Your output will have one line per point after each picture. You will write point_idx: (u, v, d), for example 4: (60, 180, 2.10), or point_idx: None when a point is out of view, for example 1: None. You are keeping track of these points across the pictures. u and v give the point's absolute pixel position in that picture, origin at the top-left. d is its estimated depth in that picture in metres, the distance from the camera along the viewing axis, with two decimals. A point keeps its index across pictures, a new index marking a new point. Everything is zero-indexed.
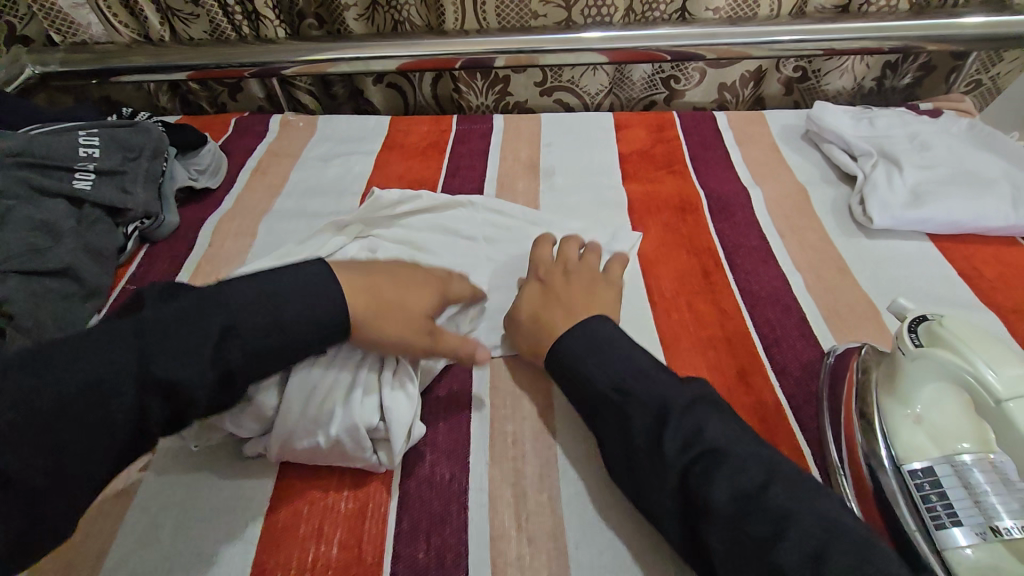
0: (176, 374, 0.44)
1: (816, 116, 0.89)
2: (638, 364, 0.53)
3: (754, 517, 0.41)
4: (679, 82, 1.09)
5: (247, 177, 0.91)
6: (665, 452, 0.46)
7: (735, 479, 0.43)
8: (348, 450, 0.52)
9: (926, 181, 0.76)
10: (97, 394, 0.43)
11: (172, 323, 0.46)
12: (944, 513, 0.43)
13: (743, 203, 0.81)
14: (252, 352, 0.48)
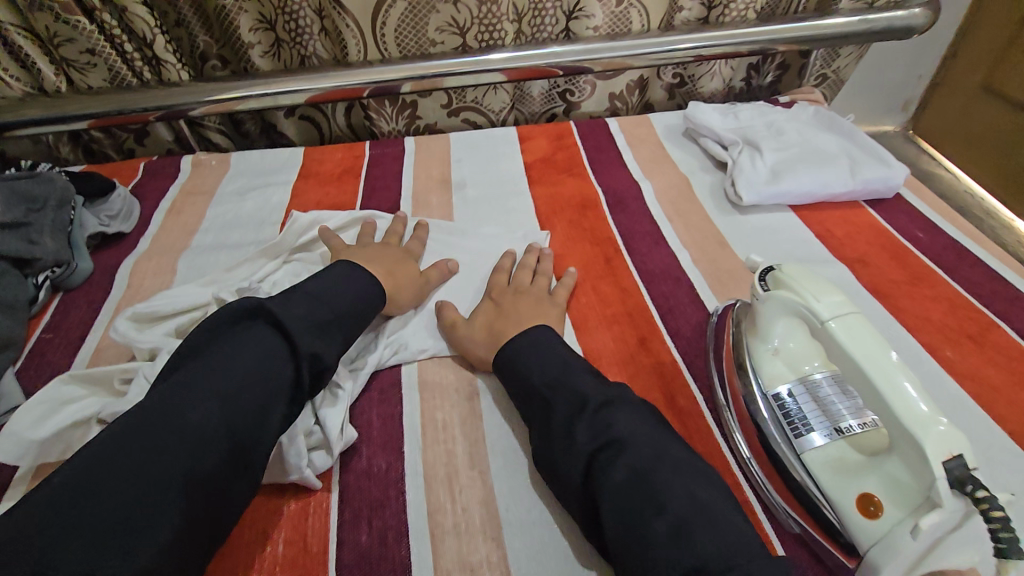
0: (193, 432, 0.46)
1: (691, 115, 1.01)
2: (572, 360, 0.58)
3: (642, 494, 0.46)
4: (574, 95, 1.19)
5: (162, 218, 0.91)
6: (575, 438, 0.51)
7: (635, 468, 0.47)
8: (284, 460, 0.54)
9: (783, 160, 0.88)
10: (135, 463, 0.43)
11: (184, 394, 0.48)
12: (800, 425, 0.53)
13: (635, 195, 0.91)
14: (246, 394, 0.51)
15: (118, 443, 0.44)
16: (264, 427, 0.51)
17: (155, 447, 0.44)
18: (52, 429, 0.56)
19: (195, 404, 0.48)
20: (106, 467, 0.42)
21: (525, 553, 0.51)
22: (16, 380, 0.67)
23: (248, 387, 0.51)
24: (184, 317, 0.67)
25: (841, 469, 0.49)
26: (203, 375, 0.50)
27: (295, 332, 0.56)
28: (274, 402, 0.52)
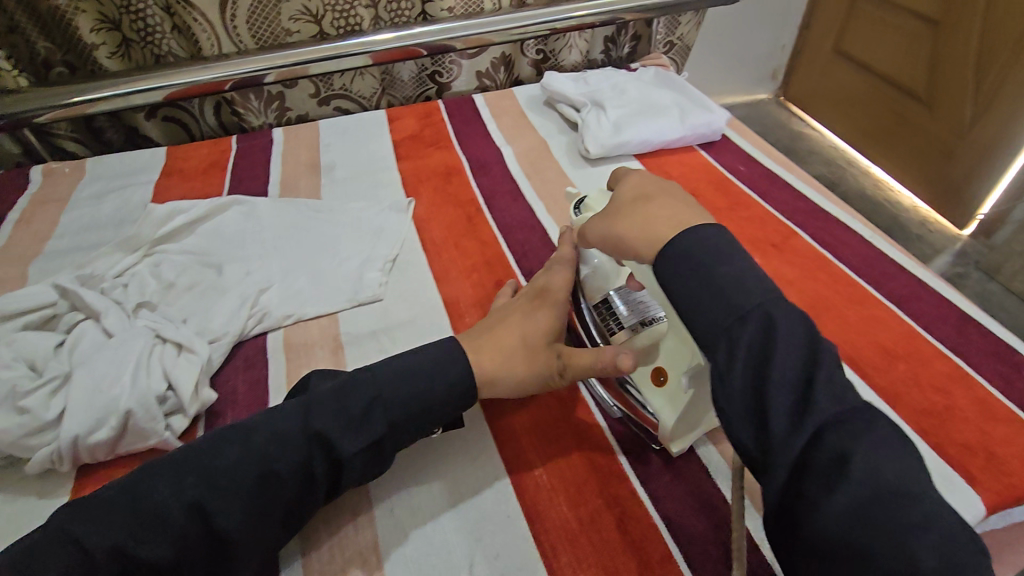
0: (197, 503, 0.45)
1: (545, 84, 1.08)
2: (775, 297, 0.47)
3: (899, 505, 0.36)
4: (443, 76, 1.24)
5: (11, 228, 0.87)
6: (808, 407, 0.39)
7: (882, 470, 0.37)
8: (142, 426, 0.55)
9: (624, 114, 0.96)
10: (135, 514, 0.44)
11: (220, 453, 0.48)
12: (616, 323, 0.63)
13: (496, 160, 0.97)
14: (266, 479, 0.48)
15: (121, 498, 0.45)
16: (261, 510, 0.47)
17: (147, 518, 0.44)
18: None
19: (206, 474, 0.47)
20: (100, 518, 0.44)
21: (382, 476, 0.57)
22: None
23: (250, 469, 0.47)
24: (32, 315, 0.65)
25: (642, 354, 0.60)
26: (221, 445, 0.48)
27: (318, 409, 0.51)
28: (280, 487, 0.48)
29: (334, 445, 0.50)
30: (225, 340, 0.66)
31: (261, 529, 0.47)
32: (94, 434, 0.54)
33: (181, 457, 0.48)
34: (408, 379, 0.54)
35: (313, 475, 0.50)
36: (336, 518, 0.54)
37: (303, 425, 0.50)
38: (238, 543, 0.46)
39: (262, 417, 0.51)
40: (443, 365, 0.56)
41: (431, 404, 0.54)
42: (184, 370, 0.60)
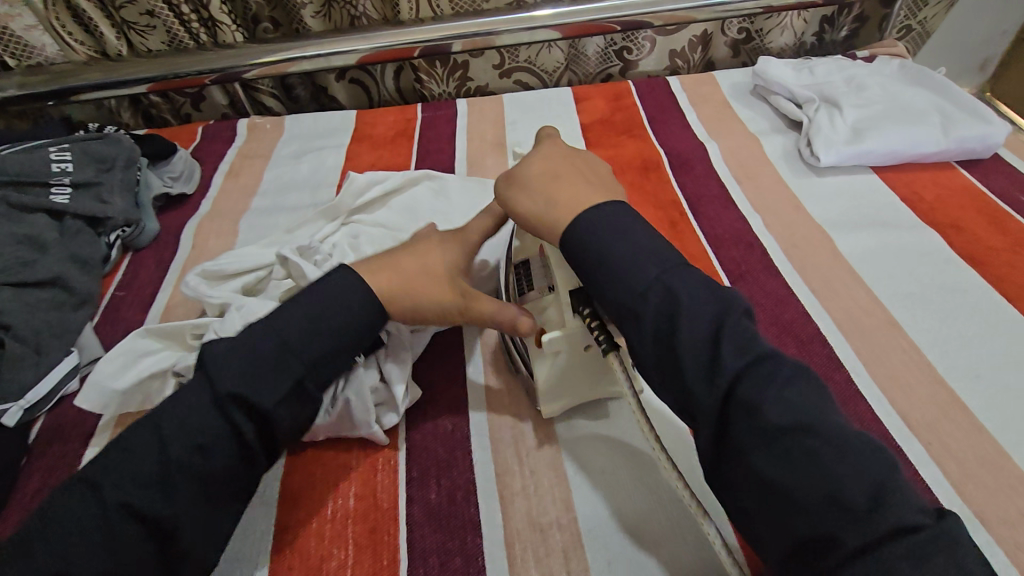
0: (142, 498, 0.44)
1: (761, 71, 0.94)
2: (658, 267, 0.46)
3: (808, 433, 0.38)
4: (631, 53, 1.13)
5: (221, 180, 0.92)
6: (716, 360, 0.41)
7: (797, 407, 0.39)
8: (355, 416, 0.54)
9: (865, 118, 0.81)
10: (82, 533, 0.43)
11: (126, 457, 0.46)
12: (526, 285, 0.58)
13: (700, 156, 0.85)
14: (167, 478, 0.45)
15: (64, 511, 0.44)
16: (193, 497, 0.46)
17: (76, 529, 0.43)
18: (131, 380, 0.58)
19: (117, 478, 0.45)
20: (39, 540, 0.43)
21: (595, 518, 0.50)
22: (95, 335, 0.70)
23: (174, 454, 0.46)
24: (250, 274, 0.67)
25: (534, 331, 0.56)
26: (135, 443, 0.46)
27: (224, 371, 0.48)
28: (206, 468, 0.46)
29: (250, 402, 0.47)
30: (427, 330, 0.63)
31: (200, 514, 0.46)
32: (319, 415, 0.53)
33: (95, 470, 0.46)
34: (317, 322, 0.51)
35: (247, 454, 0.48)
36: (546, 556, 0.48)
37: (208, 393, 0.48)
38: (183, 531, 0.45)
39: (161, 408, 0.48)
40: (343, 302, 0.53)
41: (345, 345, 0.52)
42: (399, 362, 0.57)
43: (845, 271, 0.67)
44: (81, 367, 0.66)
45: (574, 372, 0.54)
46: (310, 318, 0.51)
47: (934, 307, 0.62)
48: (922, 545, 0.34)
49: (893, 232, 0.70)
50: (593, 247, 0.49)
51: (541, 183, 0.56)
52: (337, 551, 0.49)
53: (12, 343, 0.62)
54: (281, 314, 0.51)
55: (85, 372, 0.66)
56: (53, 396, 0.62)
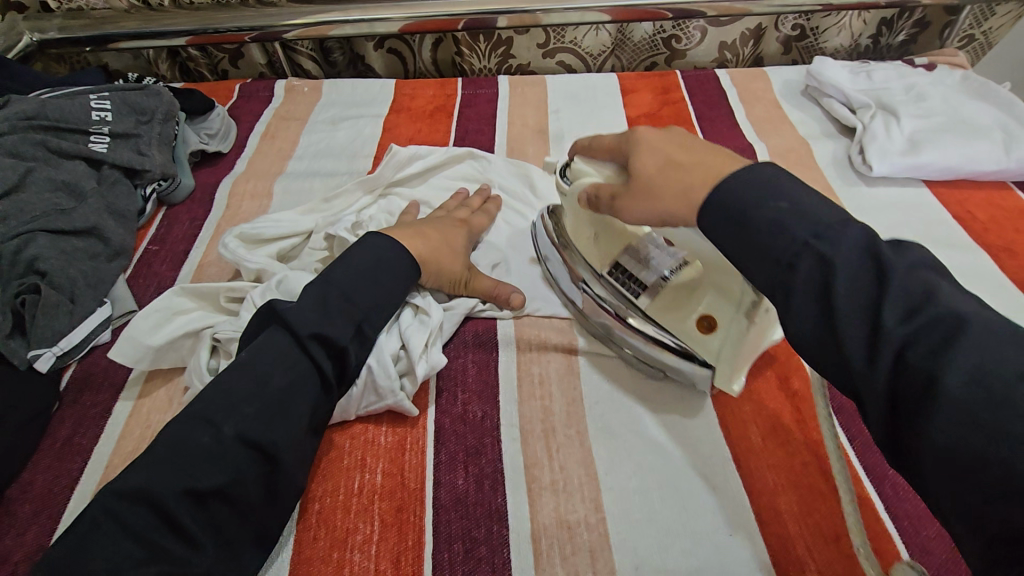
0: (250, 428, 0.46)
1: (815, 72, 0.90)
2: (812, 226, 0.39)
3: (831, 249, 0.37)
4: (680, 41, 1.09)
5: (257, 141, 0.91)
6: (744, 228, 0.41)
7: (824, 232, 0.38)
8: (380, 384, 0.54)
9: (923, 129, 0.78)
10: (194, 465, 0.44)
11: (225, 394, 0.47)
12: (634, 285, 0.58)
13: (748, 158, 0.83)
14: (269, 407, 0.48)
15: (175, 447, 0.45)
16: (292, 425, 0.48)
17: (193, 459, 0.44)
18: (166, 337, 0.58)
19: (226, 411, 0.47)
20: (151, 472, 0.44)
21: (624, 520, 0.49)
22: (128, 288, 0.70)
23: (275, 390, 0.48)
24: (287, 240, 0.68)
25: (675, 304, 0.56)
26: (232, 383, 0.48)
27: (301, 313, 0.52)
28: (299, 402, 0.49)
29: (331, 339, 0.51)
30: (457, 312, 0.62)
31: (299, 441, 0.49)
32: (348, 389, 0.54)
33: (198, 405, 0.47)
34: (370, 280, 0.56)
35: (330, 389, 0.51)
36: (572, 555, 0.48)
37: (289, 335, 0.51)
38: (286, 458, 0.47)
39: (245, 356, 0.50)
40: (397, 267, 0.58)
41: (393, 293, 0.57)
42: (416, 331, 0.58)
43: None
44: (114, 319, 0.66)
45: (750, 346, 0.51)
46: (362, 271, 0.56)
47: None
48: None
49: (945, 253, 0.68)
50: (747, 221, 0.41)
51: (661, 185, 0.47)
52: (362, 525, 0.50)
53: (47, 289, 0.63)
54: (332, 272, 0.56)
55: (118, 325, 0.66)
56: (86, 345, 0.62)
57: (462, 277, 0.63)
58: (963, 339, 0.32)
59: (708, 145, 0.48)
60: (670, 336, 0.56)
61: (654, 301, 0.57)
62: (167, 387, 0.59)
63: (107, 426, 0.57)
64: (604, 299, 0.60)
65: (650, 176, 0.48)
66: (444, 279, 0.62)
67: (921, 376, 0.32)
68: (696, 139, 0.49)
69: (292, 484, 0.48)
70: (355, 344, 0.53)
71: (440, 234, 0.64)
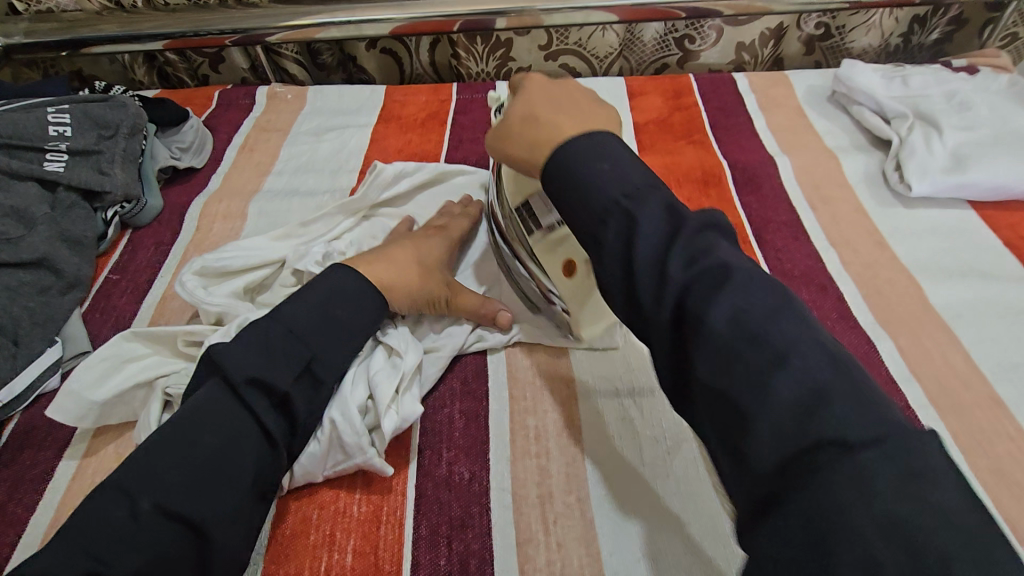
0: (174, 498, 0.40)
1: (844, 76, 0.82)
2: (626, 185, 0.41)
3: (757, 344, 0.32)
4: (694, 42, 1.01)
5: (235, 154, 0.84)
6: (664, 273, 0.36)
7: (757, 321, 0.33)
8: (347, 442, 0.47)
9: (968, 142, 0.70)
10: (106, 549, 0.37)
11: (148, 458, 0.41)
12: (532, 225, 0.58)
13: (769, 172, 0.75)
14: (197, 471, 0.41)
15: (86, 528, 0.38)
16: (227, 493, 0.41)
17: (108, 542, 0.38)
18: (114, 389, 0.51)
19: (148, 481, 0.40)
20: (55, 557, 0.37)
21: None
22: (83, 324, 0.63)
23: (206, 451, 0.42)
24: (256, 272, 0.61)
25: (546, 254, 0.57)
26: (157, 444, 0.42)
27: (238, 357, 0.45)
28: (235, 465, 0.42)
29: (273, 386, 0.45)
30: (443, 354, 0.55)
31: (237, 512, 0.42)
32: (309, 447, 0.47)
33: (117, 474, 0.40)
34: (322, 315, 0.50)
35: (276, 446, 0.45)
36: None
37: (227, 386, 0.45)
38: (220, 535, 0.40)
39: (177, 412, 0.44)
40: (356, 301, 0.52)
41: (350, 328, 0.51)
42: (386, 376, 0.50)
43: (938, 329, 0.57)
44: (65, 361, 0.59)
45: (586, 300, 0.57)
46: (313, 306, 0.50)
47: None
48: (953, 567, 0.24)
49: (998, 286, 0.60)
50: (581, 183, 0.42)
51: (519, 131, 0.48)
52: None
53: None
54: (283, 309, 0.49)
55: (69, 367, 0.59)
56: (30, 395, 0.56)
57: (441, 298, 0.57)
58: (890, 491, 0.27)
59: (573, 102, 0.49)
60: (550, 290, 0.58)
61: (542, 243, 0.57)
62: (116, 443, 0.53)
63: (46, 492, 0.50)
64: (509, 238, 0.60)
65: (512, 132, 0.49)
66: (419, 300, 0.56)
67: (840, 530, 0.26)
68: (571, 98, 0.50)
69: (229, 563, 0.41)
70: (299, 385, 0.47)
71: (422, 265, 0.57)
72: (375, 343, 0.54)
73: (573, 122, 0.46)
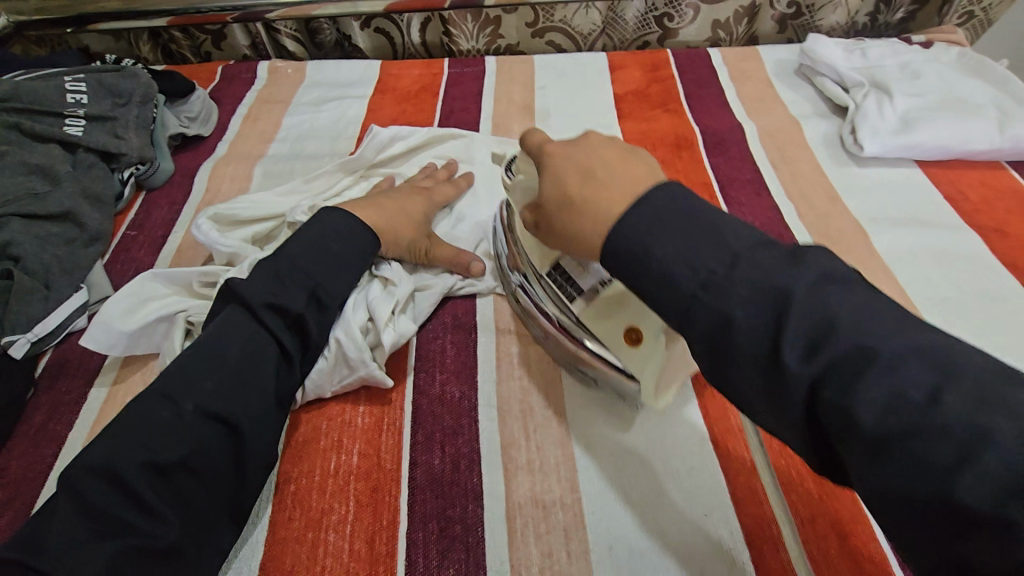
0: (210, 400, 0.46)
1: (809, 49, 0.88)
2: (700, 271, 0.36)
3: (848, 376, 0.30)
4: (672, 20, 1.06)
5: (239, 124, 0.89)
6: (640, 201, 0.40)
7: (896, 384, 0.29)
8: (349, 356, 0.53)
9: (917, 107, 0.77)
10: (154, 441, 0.44)
11: (183, 370, 0.47)
12: (571, 289, 0.53)
13: (737, 136, 0.81)
14: (228, 379, 0.47)
15: (134, 424, 0.44)
16: (254, 396, 0.48)
17: (153, 434, 0.44)
18: (141, 322, 0.57)
19: (185, 387, 0.46)
20: (113, 446, 0.43)
21: (599, 499, 0.49)
22: (106, 273, 0.69)
23: (233, 362, 0.48)
24: (262, 224, 0.67)
25: (605, 314, 0.51)
26: (191, 359, 0.48)
27: (252, 285, 0.52)
28: (259, 374, 0.49)
29: (285, 308, 0.51)
30: (435, 291, 0.62)
31: (263, 413, 0.48)
32: (316, 362, 0.53)
33: (159, 383, 0.47)
34: (321, 249, 0.56)
35: (290, 358, 0.51)
36: (547, 534, 0.47)
37: (244, 309, 0.51)
38: (250, 432, 0.46)
39: (204, 335, 0.50)
40: (353, 240, 0.58)
41: (351, 265, 0.57)
42: (383, 301, 0.57)
43: (880, 271, 0.64)
44: (91, 304, 0.65)
45: (665, 373, 0.48)
46: (315, 242, 0.56)
47: (971, 316, 0.60)
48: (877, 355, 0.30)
49: (935, 235, 0.67)
50: (640, 256, 0.38)
51: (557, 216, 0.45)
52: (338, 505, 0.49)
53: (21, 274, 0.62)
54: (288, 246, 0.55)
55: (94, 310, 0.65)
56: (61, 332, 0.62)
57: (423, 248, 0.63)
58: (824, 304, 0.32)
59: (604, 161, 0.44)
60: (611, 356, 0.51)
61: (592, 307, 0.52)
62: (143, 371, 0.59)
63: (82, 413, 0.57)
64: (546, 307, 0.56)
65: (551, 210, 0.46)
66: (404, 247, 0.62)
67: (803, 361, 0.31)
68: (600, 158, 0.45)
69: (259, 457, 0.47)
70: (310, 309, 0.52)
71: (410, 211, 0.64)
72: (370, 278, 0.60)
73: (617, 197, 0.41)
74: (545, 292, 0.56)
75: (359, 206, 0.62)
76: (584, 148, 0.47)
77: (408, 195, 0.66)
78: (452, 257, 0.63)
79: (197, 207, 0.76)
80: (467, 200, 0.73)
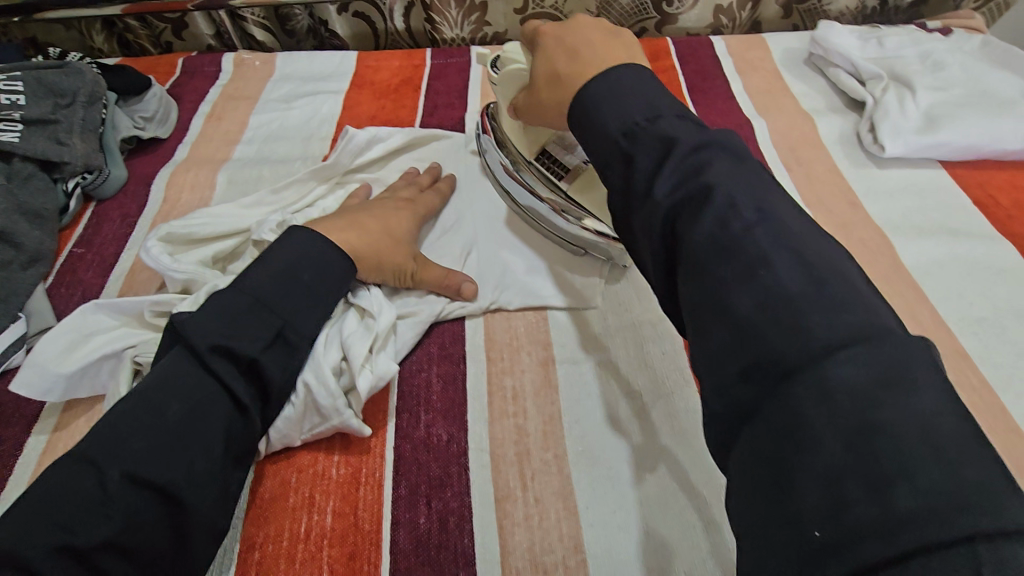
0: (143, 467, 0.39)
1: (821, 38, 0.81)
2: (667, 178, 0.36)
3: (730, 257, 0.32)
4: (671, 5, 0.98)
5: (201, 123, 0.81)
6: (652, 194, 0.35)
7: (806, 332, 0.28)
8: (322, 404, 0.47)
9: (941, 103, 0.70)
10: (74, 520, 0.37)
11: (114, 428, 0.40)
12: (558, 169, 0.61)
13: (746, 134, 0.75)
14: (166, 439, 0.41)
15: (51, 498, 0.38)
16: (198, 457, 0.41)
17: (73, 511, 0.37)
18: (80, 362, 0.50)
19: (115, 450, 0.40)
20: (24, 525, 0.37)
21: (607, 561, 0.43)
22: (48, 299, 0.61)
23: (174, 419, 0.41)
24: (223, 242, 0.60)
25: (587, 187, 0.60)
26: (125, 416, 0.41)
27: (202, 323, 0.44)
28: (206, 432, 0.42)
29: (240, 353, 0.44)
30: (419, 319, 0.55)
31: (210, 478, 0.41)
32: (284, 409, 0.47)
33: (85, 443, 0.40)
34: (288, 278, 0.49)
35: (246, 411, 0.44)
36: None
37: (191, 354, 0.44)
38: (194, 503, 0.40)
39: (142, 383, 0.43)
40: (323, 266, 0.51)
41: (320, 296, 0.50)
42: (359, 338, 0.50)
43: (908, 286, 0.58)
44: (29, 337, 0.58)
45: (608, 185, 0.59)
46: (279, 271, 0.49)
47: (1010, 337, 0.54)
48: (888, 417, 0.24)
49: (964, 244, 0.61)
50: (593, 114, 0.40)
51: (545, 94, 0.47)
52: None
53: None
54: (247, 275, 0.48)
55: (34, 343, 0.58)
56: None
57: (406, 270, 0.56)
58: (832, 339, 0.27)
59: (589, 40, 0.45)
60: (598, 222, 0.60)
61: (574, 185, 0.61)
62: (88, 416, 0.52)
63: (17, 466, 0.50)
64: (534, 186, 0.63)
65: (535, 89, 0.48)
66: (387, 272, 0.55)
67: (797, 424, 0.26)
68: (585, 40, 0.46)
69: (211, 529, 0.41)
70: (273, 351, 0.46)
71: (387, 227, 0.57)
72: (346, 307, 0.54)
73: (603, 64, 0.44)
74: (535, 171, 0.63)
75: (331, 224, 0.55)
76: (575, 28, 0.47)
77: (386, 207, 0.59)
78: (441, 277, 0.57)
79: (153, 220, 0.68)
80: (454, 210, 0.66)
